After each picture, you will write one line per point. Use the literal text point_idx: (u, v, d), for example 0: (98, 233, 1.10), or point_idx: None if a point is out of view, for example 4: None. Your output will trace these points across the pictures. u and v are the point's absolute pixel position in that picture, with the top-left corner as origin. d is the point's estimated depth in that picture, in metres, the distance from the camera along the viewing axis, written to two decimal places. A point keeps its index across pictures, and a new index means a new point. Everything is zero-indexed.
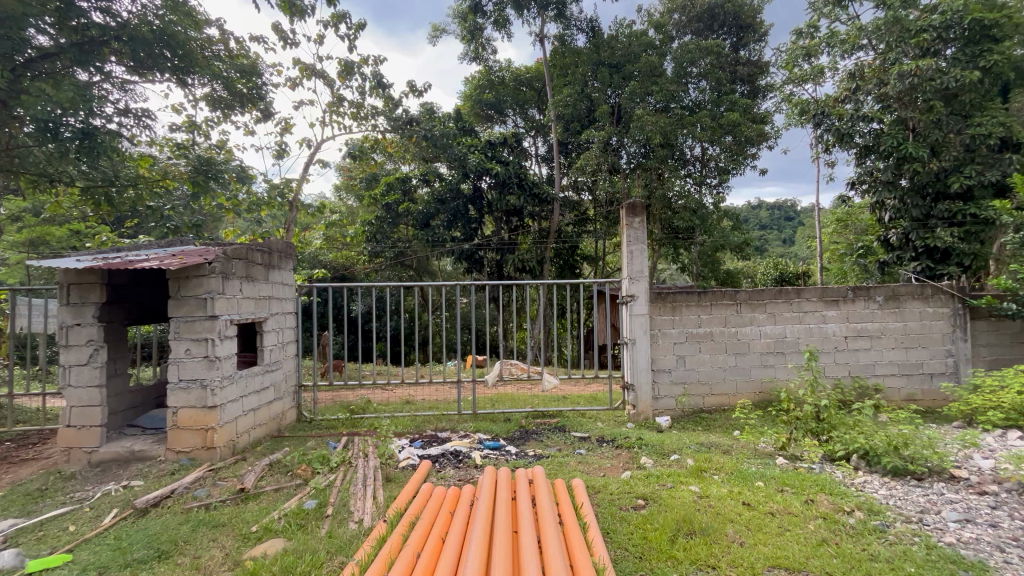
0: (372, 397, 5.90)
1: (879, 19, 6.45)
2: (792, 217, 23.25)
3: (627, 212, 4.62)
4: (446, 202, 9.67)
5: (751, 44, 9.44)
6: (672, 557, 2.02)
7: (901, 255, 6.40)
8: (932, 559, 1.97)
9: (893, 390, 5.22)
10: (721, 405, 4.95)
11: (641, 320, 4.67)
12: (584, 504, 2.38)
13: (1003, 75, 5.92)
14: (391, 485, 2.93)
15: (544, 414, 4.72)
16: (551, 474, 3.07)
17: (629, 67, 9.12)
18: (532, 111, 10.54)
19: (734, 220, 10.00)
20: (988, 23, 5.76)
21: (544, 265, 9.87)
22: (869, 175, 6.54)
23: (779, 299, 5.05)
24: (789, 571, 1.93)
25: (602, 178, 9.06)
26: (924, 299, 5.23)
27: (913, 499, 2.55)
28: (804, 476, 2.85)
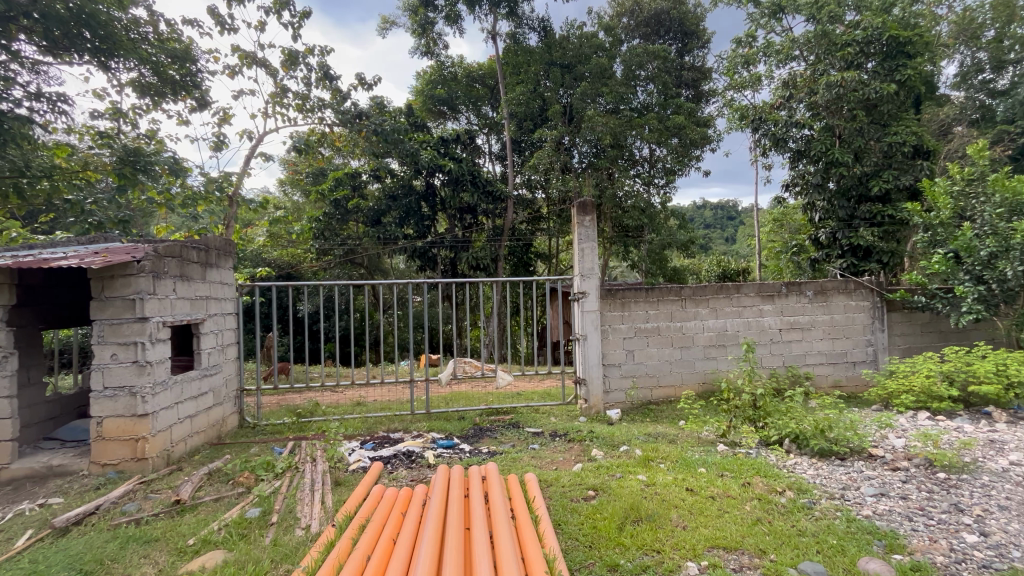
0: (320, 399, 5.72)
1: (809, 33, 6.93)
2: (734, 217, 24.45)
3: (578, 211, 4.71)
4: (398, 199, 9.50)
5: (695, 50, 9.86)
6: (620, 544, 2.09)
7: (829, 253, 6.90)
8: (852, 531, 2.14)
9: (822, 377, 5.63)
10: (667, 396, 5.16)
11: (592, 316, 4.77)
12: (536, 498, 2.42)
13: (915, 89, 6.50)
14: (340, 489, 2.85)
15: (498, 410, 4.74)
16: (504, 470, 3.10)
17: (580, 68, 9.29)
18: (485, 109, 10.51)
19: (680, 219, 10.42)
20: (903, 40, 6.28)
21: (498, 263, 9.91)
22: (801, 178, 6.94)
23: (720, 295, 5.32)
24: (726, 550, 2.04)
25: (554, 176, 9.17)
26: (848, 293, 5.67)
27: (836, 477, 2.77)
28: (742, 461, 3.03)
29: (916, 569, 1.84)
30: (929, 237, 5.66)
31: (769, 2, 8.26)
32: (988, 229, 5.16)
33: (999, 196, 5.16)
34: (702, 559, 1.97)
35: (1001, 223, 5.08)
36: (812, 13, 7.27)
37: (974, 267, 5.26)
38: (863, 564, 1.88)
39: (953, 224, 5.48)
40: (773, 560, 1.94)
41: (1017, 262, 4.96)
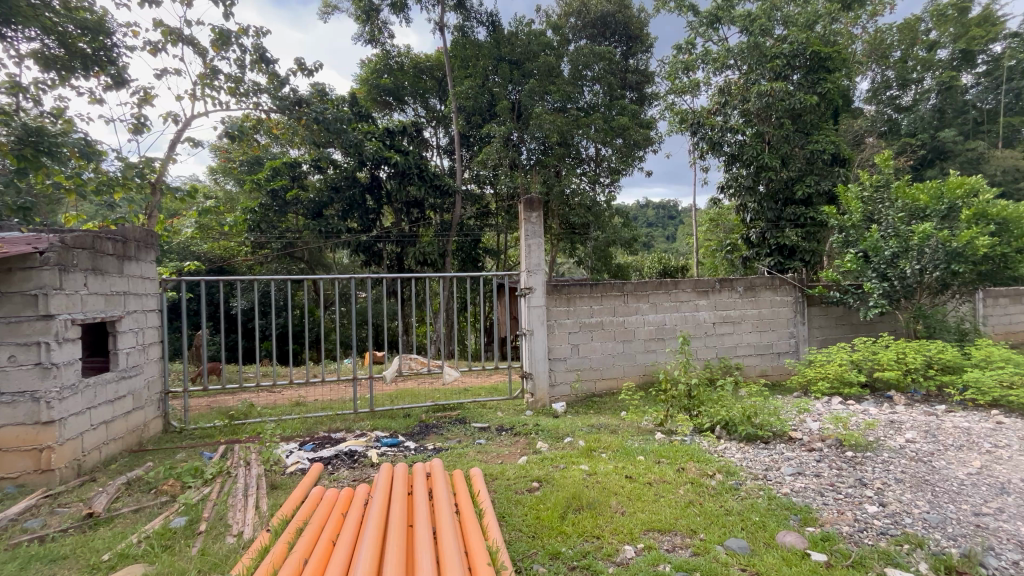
0: (256, 401, 5.42)
1: (743, 43, 7.35)
2: (674, 216, 25.58)
3: (525, 207, 4.75)
4: (341, 190, 9.18)
5: (639, 54, 10.17)
6: (562, 532, 2.15)
7: (759, 252, 7.37)
8: (773, 508, 2.32)
9: (750, 368, 6.03)
10: (610, 388, 5.34)
11: (538, 311, 4.82)
12: (481, 492, 2.43)
13: (834, 102, 7.07)
14: (276, 492, 2.73)
15: (445, 407, 4.71)
16: (450, 465, 3.08)
17: (529, 65, 9.34)
18: (433, 101, 10.36)
19: (624, 217, 10.75)
20: (824, 56, 6.82)
21: (445, 258, 9.81)
22: (734, 181, 7.40)
23: (660, 291, 5.56)
24: (661, 532, 2.15)
25: (503, 172, 9.16)
26: (774, 289, 6.10)
27: (761, 460, 2.99)
28: (677, 448, 3.19)
29: (825, 539, 2.02)
30: (843, 238, 6.20)
31: (707, 12, 8.68)
32: (892, 231, 5.73)
33: (901, 202, 5.73)
34: (639, 542, 2.07)
35: (902, 226, 5.66)
36: (744, 26, 7.69)
37: (880, 265, 5.83)
38: (781, 537, 2.04)
39: (863, 226, 6.04)
40: (703, 539, 2.07)
41: (914, 261, 5.56)
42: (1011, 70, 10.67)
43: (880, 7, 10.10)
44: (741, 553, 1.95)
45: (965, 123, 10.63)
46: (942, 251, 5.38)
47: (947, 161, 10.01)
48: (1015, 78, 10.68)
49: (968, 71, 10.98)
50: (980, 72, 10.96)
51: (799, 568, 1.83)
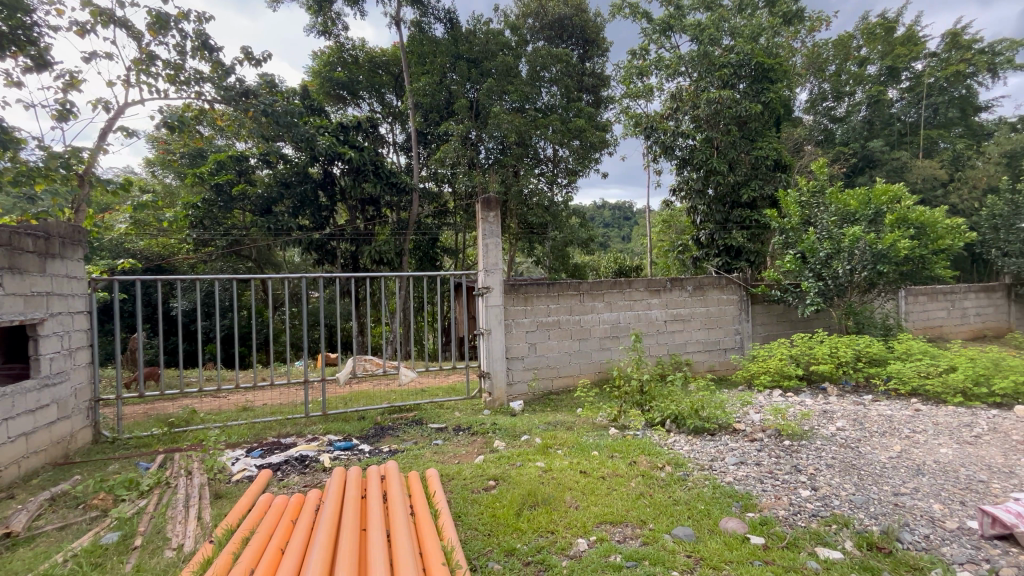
0: (198, 407, 5.14)
1: (693, 52, 7.65)
2: (630, 217, 26.32)
3: (482, 206, 4.74)
4: (291, 186, 8.83)
5: (596, 57, 10.36)
6: (517, 529, 2.17)
7: (708, 252, 7.68)
8: (717, 496, 2.44)
9: (699, 363, 6.30)
10: (567, 386, 5.43)
11: (496, 311, 4.83)
12: (436, 493, 2.42)
13: (775, 111, 7.49)
14: (221, 502, 2.60)
15: (401, 409, 4.64)
16: (405, 467, 3.04)
17: (487, 64, 9.33)
18: (389, 97, 10.18)
19: (581, 218, 10.93)
20: (767, 67, 7.22)
21: (402, 257, 9.66)
22: (685, 184, 7.68)
23: (614, 290, 5.71)
24: (613, 524, 2.21)
25: (461, 171, 9.10)
26: (721, 288, 6.40)
27: (707, 451, 3.14)
28: (629, 442, 3.30)
29: (764, 523, 2.15)
30: (783, 240, 6.59)
31: (660, 20, 8.96)
32: (826, 234, 6.14)
33: (835, 207, 6.15)
34: (592, 535, 2.12)
35: (835, 229, 6.08)
36: (695, 35, 8.05)
37: (815, 266, 6.24)
38: (724, 524, 2.15)
39: (800, 229, 6.45)
40: (652, 528, 2.15)
41: (846, 262, 6.00)
42: (930, 86, 11.64)
43: (817, 23, 10.77)
44: (687, 540, 2.04)
45: (891, 135, 11.51)
46: (869, 252, 5.83)
47: (875, 169, 10.81)
48: (933, 95, 11.66)
49: (894, 86, 11.93)
50: (903, 87, 11.91)
51: (740, 551, 1.93)
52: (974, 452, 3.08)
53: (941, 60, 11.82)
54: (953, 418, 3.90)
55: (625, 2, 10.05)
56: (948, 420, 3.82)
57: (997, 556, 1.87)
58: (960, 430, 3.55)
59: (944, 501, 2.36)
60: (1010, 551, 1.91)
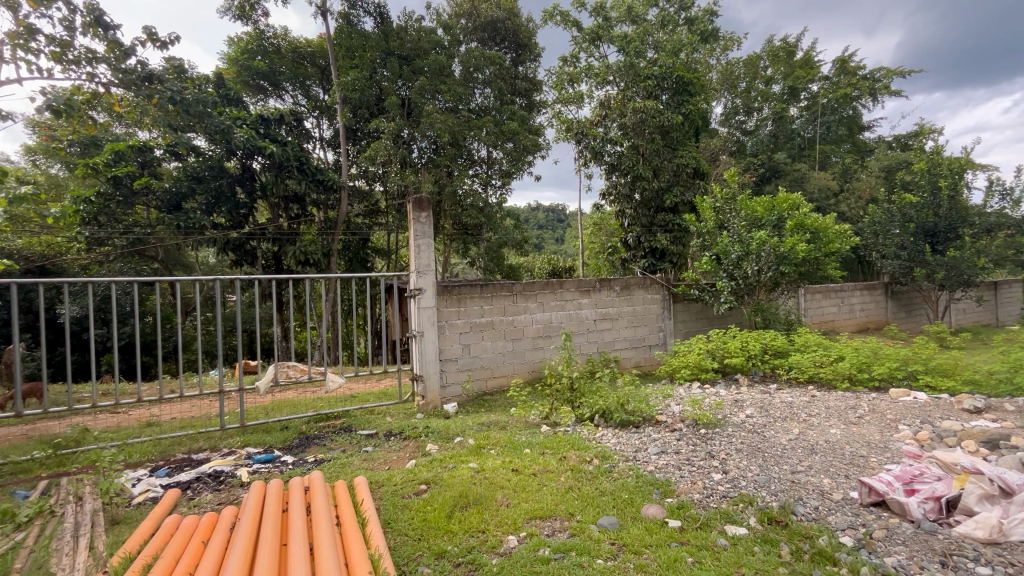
0: (92, 424, 4.59)
1: (620, 62, 8.01)
2: (563, 220, 27.01)
3: (413, 206, 4.65)
4: (204, 181, 8.13)
5: (528, 62, 10.52)
6: (448, 531, 2.17)
7: (635, 254, 8.04)
8: (640, 485, 2.58)
9: (627, 359, 6.62)
10: (500, 386, 5.48)
11: (429, 312, 4.75)
12: (364, 501, 2.35)
13: (694, 122, 8.03)
14: (119, 527, 2.36)
15: (329, 416, 4.45)
16: (332, 477, 2.92)
17: (419, 62, 9.18)
18: (315, 90, 9.73)
19: (515, 219, 11.05)
20: (686, 81, 7.73)
21: (331, 258, 9.27)
22: (614, 189, 7.98)
23: (546, 290, 5.84)
24: (542, 519, 2.27)
25: (393, 170, 8.94)
26: (645, 288, 6.76)
27: (631, 442, 3.31)
28: (560, 438, 3.39)
29: (680, 507, 2.31)
30: (701, 243, 7.09)
31: (590, 29, 9.30)
32: (737, 237, 6.69)
33: (745, 213, 6.73)
34: (521, 531, 2.16)
35: (745, 233, 6.64)
36: (622, 45, 8.54)
37: (728, 267, 6.78)
38: (645, 511, 2.28)
39: (715, 233, 6.97)
40: (579, 520, 2.23)
41: (754, 263, 6.56)
42: (824, 106, 13.02)
43: (730, 43, 11.68)
44: (612, 529, 2.14)
45: (793, 148, 12.73)
46: (773, 254, 6.42)
47: (780, 179, 11.90)
48: (827, 114, 13.05)
49: (794, 104, 13.22)
50: (803, 106, 13.21)
51: (659, 535, 2.06)
52: (857, 431, 3.49)
53: (832, 83, 13.29)
54: (841, 402, 4.38)
55: (556, 10, 10.32)
56: (838, 404, 4.30)
57: (872, 521, 2.14)
58: (846, 412, 4.00)
59: (832, 475, 2.66)
60: (881, 515, 2.20)
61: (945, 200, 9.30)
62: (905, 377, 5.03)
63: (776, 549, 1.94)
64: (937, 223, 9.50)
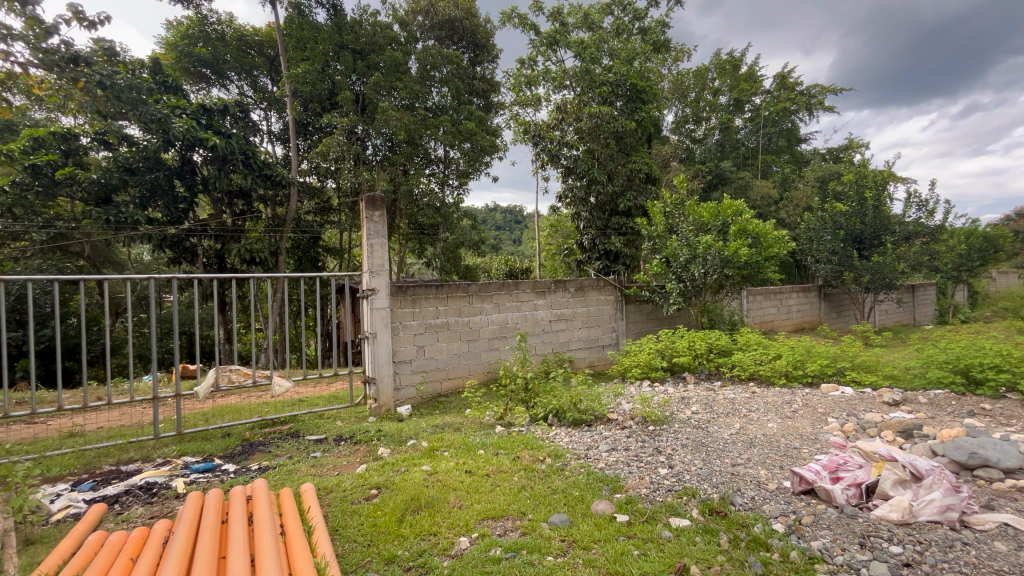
0: (3, 436, 4.17)
1: (577, 68, 8.17)
2: (519, 221, 27.22)
3: (367, 205, 4.54)
4: (138, 172, 7.55)
5: (485, 63, 10.49)
6: (399, 536, 2.14)
7: (590, 256, 8.21)
8: (590, 482, 2.64)
9: (581, 359, 6.75)
10: (455, 387, 5.45)
11: (382, 313, 4.64)
12: (311, 508, 2.28)
13: (645, 129, 8.30)
14: (34, 548, 2.17)
15: (275, 422, 4.27)
16: (277, 484, 2.81)
17: (374, 57, 8.97)
18: (262, 81, 9.31)
19: (472, 219, 11.01)
20: (639, 89, 8.00)
21: (279, 256, 8.88)
22: (570, 192, 8.11)
23: (502, 291, 5.87)
24: (495, 519, 2.28)
25: (346, 166, 8.72)
26: (599, 289, 6.93)
27: (583, 441, 3.38)
28: (514, 438, 3.41)
29: (629, 502, 2.38)
30: (652, 246, 7.35)
31: (547, 34, 9.43)
32: (685, 241, 6.99)
33: (693, 218, 7.05)
34: (473, 532, 2.16)
35: (692, 237, 6.95)
36: (579, 51, 8.69)
37: (677, 269, 7.06)
38: (595, 507, 2.34)
39: (665, 237, 7.24)
40: (531, 518, 2.25)
41: (700, 266, 6.87)
42: (766, 118, 13.79)
43: (681, 54, 12.17)
44: (562, 526, 2.18)
45: (737, 157, 13.41)
46: (718, 258, 6.76)
47: (726, 186, 12.49)
48: (768, 126, 13.84)
49: (739, 115, 13.93)
50: (747, 117, 13.93)
51: (607, 530, 2.12)
52: (792, 424, 3.73)
53: (773, 97, 14.09)
54: (779, 397, 4.66)
55: (514, 13, 10.37)
56: (776, 399, 4.58)
57: (801, 508, 2.30)
58: (782, 407, 4.26)
59: (768, 466, 2.83)
60: (811, 502, 2.35)
61: (870, 209, 10.12)
62: (835, 372, 5.41)
63: (715, 538, 2.04)
64: (863, 230, 10.31)
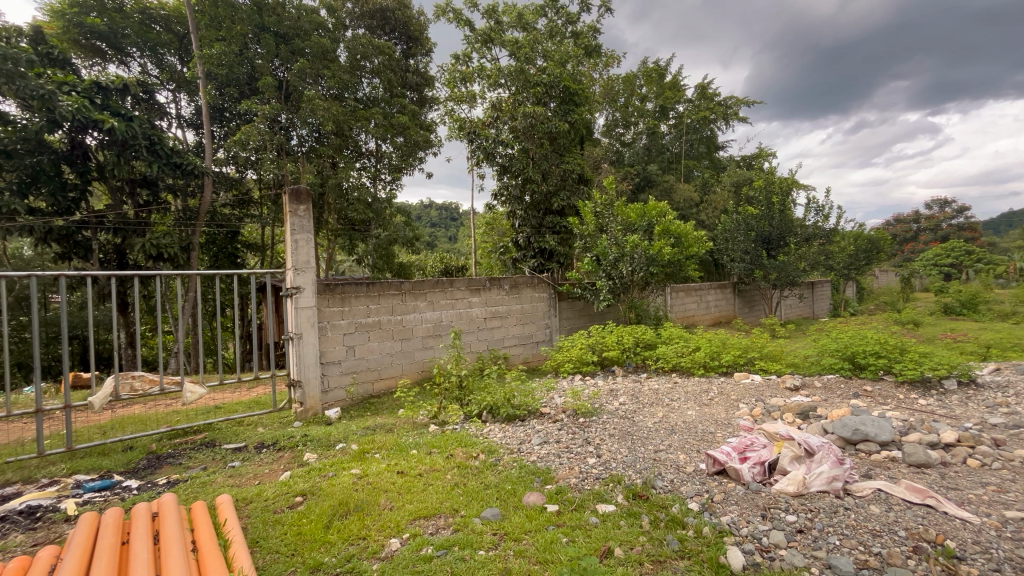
0: None
1: (511, 67, 8.25)
2: (456, 218, 27.05)
3: (290, 198, 4.29)
4: (15, 155, 6.54)
5: (419, 56, 10.28)
6: (326, 542, 2.06)
7: (525, 254, 8.33)
8: (522, 475, 2.70)
9: (516, 356, 6.86)
10: (387, 388, 5.32)
11: (308, 313, 4.42)
12: (227, 521, 2.14)
13: (578, 131, 8.55)
14: None
15: (187, 432, 3.94)
16: (188, 498, 2.60)
17: (299, 43, 8.50)
18: (169, 59, 8.49)
19: (406, 216, 10.80)
20: (572, 92, 8.21)
21: (191, 252, 8.15)
22: (505, 190, 8.17)
23: (436, 289, 5.80)
24: (427, 518, 2.26)
25: (268, 157, 8.20)
26: (533, 287, 7.07)
27: (516, 435, 3.45)
28: (448, 437, 3.40)
29: (559, 492, 2.46)
30: (583, 244, 7.58)
31: (482, 31, 9.45)
32: (615, 240, 7.30)
33: (621, 218, 7.38)
34: (404, 533, 2.13)
35: (620, 237, 7.28)
36: (513, 50, 8.77)
37: (607, 267, 7.36)
38: (526, 499, 2.39)
39: (596, 236, 7.51)
40: (463, 515, 2.26)
41: (628, 264, 7.22)
42: (688, 126, 14.70)
43: (611, 60, 12.66)
44: (494, 520, 2.21)
45: (663, 161, 14.18)
46: (644, 256, 7.15)
47: (652, 188, 13.15)
48: (690, 133, 14.75)
49: (665, 121, 14.72)
50: (671, 123, 14.76)
51: (538, 520, 2.17)
52: (708, 411, 4.03)
53: (694, 106, 15.04)
54: (697, 387, 5.01)
55: (448, 7, 10.25)
56: (695, 388, 4.92)
57: (714, 487, 2.49)
58: (701, 396, 4.59)
59: (686, 451, 3.04)
60: (722, 481, 2.56)
61: (776, 213, 11.15)
62: (746, 362, 5.88)
63: (638, 521, 2.17)
64: (771, 232, 11.31)
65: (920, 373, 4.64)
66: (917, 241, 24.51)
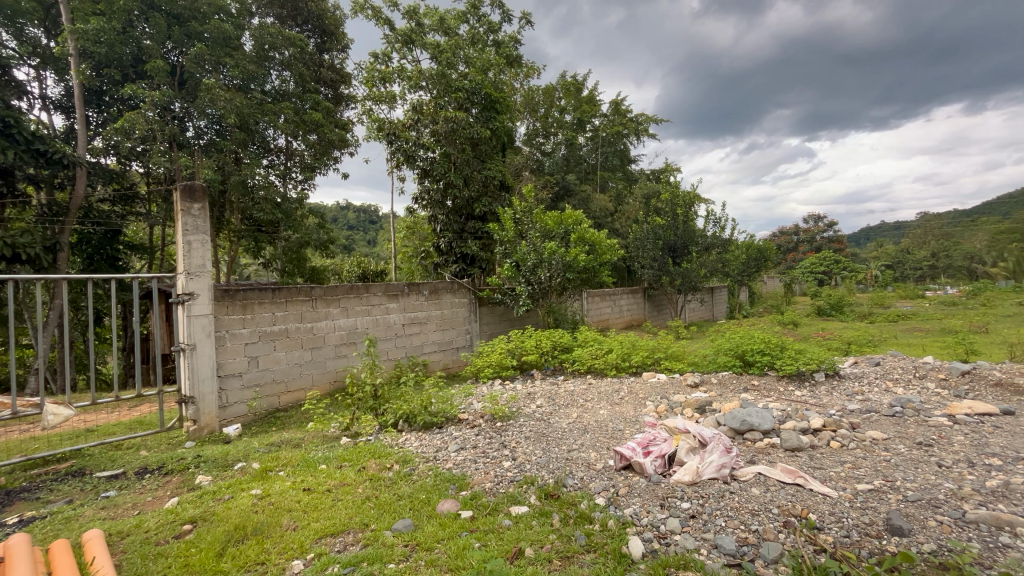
0: None
1: (432, 70, 8.20)
2: (376, 221, 26.21)
3: (183, 195, 3.87)
4: None
5: (334, 51, 9.88)
6: (218, 572, 1.89)
7: (446, 259, 8.29)
8: (437, 483, 2.67)
9: (435, 362, 6.77)
10: (296, 401, 5.01)
11: (202, 321, 4.02)
12: (96, 559, 1.89)
13: (500, 138, 8.66)
14: None
15: (48, 460, 3.41)
16: (46, 538, 2.25)
17: (196, 27, 7.72)
18: (30, 30, 7.31)
19: (319, 218, 10.30)
20: (494, 99, 8.28)
21: (58, 254, 7.08)
22: (426, 194, 8.06)
23: (350, 295, 5.56)
24: (334, 535, 2.16)
25: (158, 148, 7.39)
26: (453, 292, 7.03)
27: (432, 443, 3.40)
28: (361, 448, 3.27)
29: (473, 498, 2.47)
30: (503, 250, 7.68)
31: (402, 31, 9.29)
32: (533, 247, 7.49)
33: (540, 224, 7.59)
34: (309, 553, 2.02)
35: (539, 242, 7.50)
36: (434, 54, 8.71)
37: (526, 273, 7.52)
38: (440, 507, 2.37)
39: (515, 242, 7.66)
40: (373, 529, 2.18)
41: (546, 269, 7.45)
42: (603, 139, 15.50)
43: (532, 71, 13.03)
44: (406, 531, 2.16)
45: (581, 171, 14.81)
46: (561, 262, 7.43)
47: (570, 197, 13.69)
48: (605, 146, 15.56)
49: (582, 133, 15.39)
50: (589, 135, 15.47)
51: (451, 528, 2.16)
52: (618, 410, 4.26)
53: (608, 121, 15.92)
54: (609, 387, 5.29)
55: (366, 4, 9.94)
56: (607, 389, 5.19)
57: (620, 481, 2.65)
58: (612, 395, 4.85)
59: (597, 449, 3.19)
60: (627, 475, 2.73)
61: (680, 224, 12.12)
62: (653, 361, 6.28)
63: (549, 519, 2.24)
64: (676, 241, 12.26)
65: (796, 368, 5.27)
66: (797, 252, 27.83)
